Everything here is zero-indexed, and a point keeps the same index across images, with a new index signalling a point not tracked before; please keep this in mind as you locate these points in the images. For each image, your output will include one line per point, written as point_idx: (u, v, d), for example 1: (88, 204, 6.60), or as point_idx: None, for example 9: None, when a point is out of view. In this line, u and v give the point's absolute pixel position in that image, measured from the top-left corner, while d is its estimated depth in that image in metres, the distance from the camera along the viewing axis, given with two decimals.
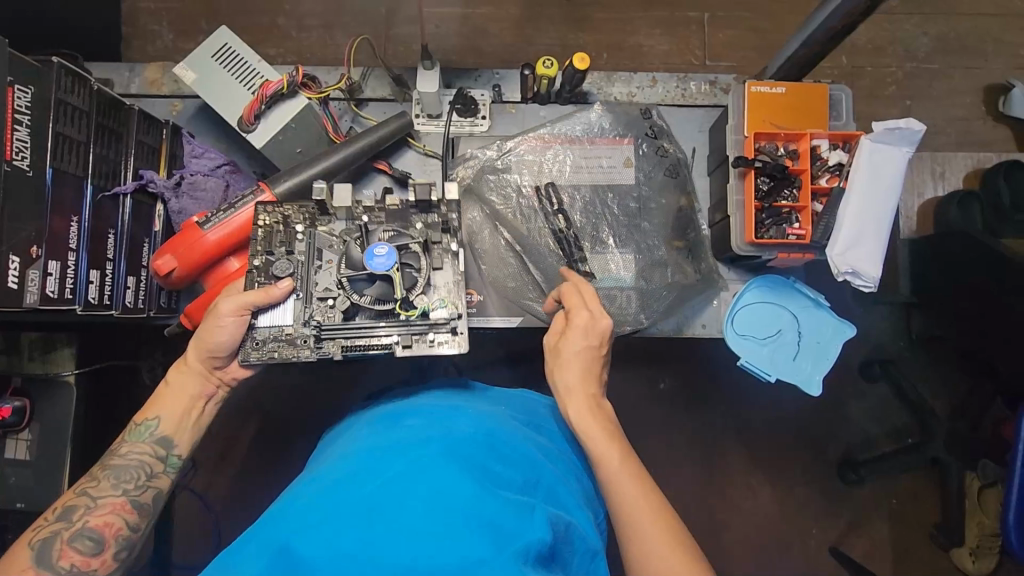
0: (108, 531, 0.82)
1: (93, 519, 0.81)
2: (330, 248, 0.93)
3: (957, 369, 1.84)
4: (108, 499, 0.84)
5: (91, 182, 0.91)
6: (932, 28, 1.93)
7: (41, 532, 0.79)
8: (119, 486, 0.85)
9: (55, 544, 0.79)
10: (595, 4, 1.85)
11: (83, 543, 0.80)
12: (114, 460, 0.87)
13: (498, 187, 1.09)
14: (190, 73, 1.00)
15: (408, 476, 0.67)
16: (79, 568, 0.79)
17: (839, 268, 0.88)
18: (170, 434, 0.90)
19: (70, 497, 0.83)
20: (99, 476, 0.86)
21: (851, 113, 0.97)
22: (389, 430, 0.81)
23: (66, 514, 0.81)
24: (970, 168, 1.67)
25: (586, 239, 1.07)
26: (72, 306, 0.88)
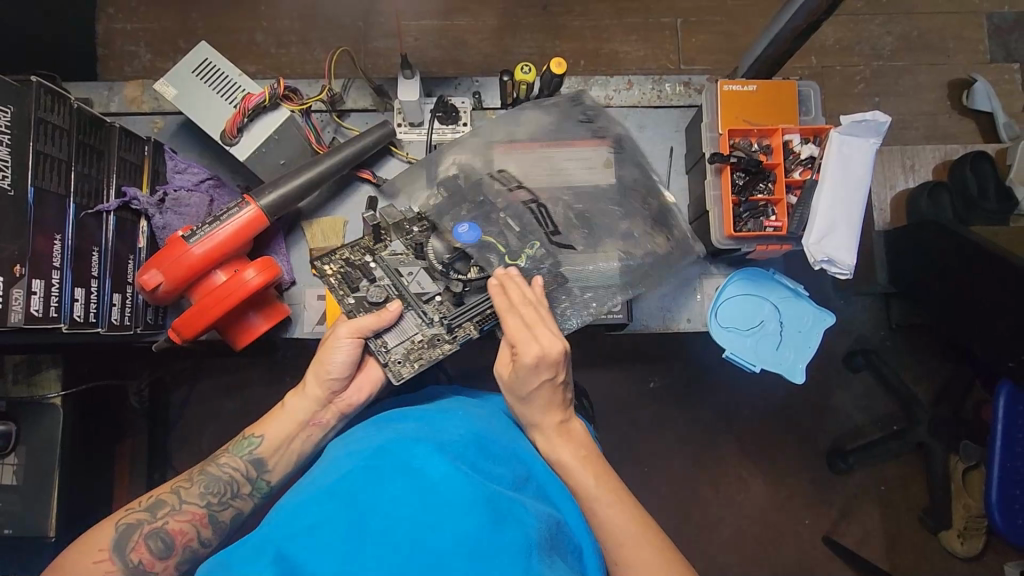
0: (180, 539, 0.84)
1: (172, 522, 0.85)
2: (404, 262, 1.01)
3: (937, 355, 1.89)
4: (191, 506, 0.87)
5: (73, 200, 0.91)
6: (896, 27, 2.00)
7: (128, 515, 0.84)
8: (204, 496, 0.88)
9: (134, 534, 0.82)
10: (570, 13, 1.89)
11: (155, 542, 0.83)
12: (210, 470, 0.90)
13: (468, 184, 1.07)
14: (171, 89, 1.00)
15: (405, 473, 0.68)
16: (144, 566, 0.81)
17: (815, 257, 0.90)
18: (264, 459, 0.92)
19: (163, 491, 0.87)
20: (194, 479, 0.89)
21: (820, 107, 1.00)
22: (382, 430, 0.81)
23: (153, 507, 0.85)
24: (939, 160, 1.72)
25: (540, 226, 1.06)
26: (57, 325, 0.87)
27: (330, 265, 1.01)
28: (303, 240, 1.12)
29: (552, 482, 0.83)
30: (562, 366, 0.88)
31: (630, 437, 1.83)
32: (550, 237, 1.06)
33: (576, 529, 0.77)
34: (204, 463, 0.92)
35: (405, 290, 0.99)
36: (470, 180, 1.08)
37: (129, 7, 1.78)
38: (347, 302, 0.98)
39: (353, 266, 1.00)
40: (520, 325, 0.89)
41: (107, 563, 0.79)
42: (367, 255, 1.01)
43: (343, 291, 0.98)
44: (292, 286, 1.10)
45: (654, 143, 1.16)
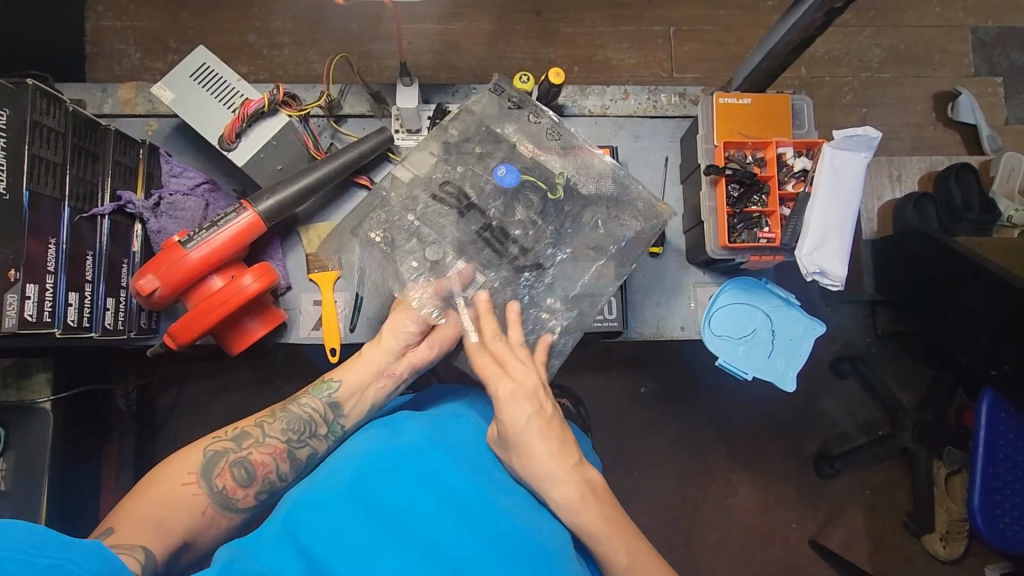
0: (261, 471, 0.89)
1: (255, 453, 0.89)
2: (440, 217, 1.04)
3: (921, 361, 1.93)
4: (273, 440, 0.91)
5: (68, 204, 0.90)
6: (883, 39, 2.04)
7: (215, 443, 0.89)
8: (286, 433, 0.92)
9: (221, 461, 0.87)
10: (564, 19, 1.90)
11: (238, 470, 0.87)
12: (292, 408, 0.94)
13: (459, 148, 1.07)
14: (167, 93, 0.99)
15: (419, 485, 0.73)
16: (227, 493, 0.85)
17: (808, 268, 0.92)
18: (341, 402, 0.95)
19: (248, 423, 0.92)
20: (277, 416, 0.93)
21: (813, 121, 1.02)
22: (394, 434, 0.84)
23: (238, 437, 0.90)
24: (924, 171, 1.76)
25: (544, 210, 1.05)
26: (51, 330, 0.87)
27: (377, 230, 1.04)
28: (300, 244, 1.11)
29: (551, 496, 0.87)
30: (545, 397, 0.86)
31: (621, 441, 1.84)
32: (523, 215, 1.04)
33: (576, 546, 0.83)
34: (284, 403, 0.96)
35: (457, 241, 1.03)
36: (464, 130, 1.08)
37: (120, 5, 1.77)
38: (411, 263, 1.03)
39: (399, 228, 1.04)
40: (489, 360, 0.89)
41: (195, 486, 0.84)
42: (406, 214, 1.04)
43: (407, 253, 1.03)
44: (287, 290, 1.10)
45: (650, 152, 1.17)
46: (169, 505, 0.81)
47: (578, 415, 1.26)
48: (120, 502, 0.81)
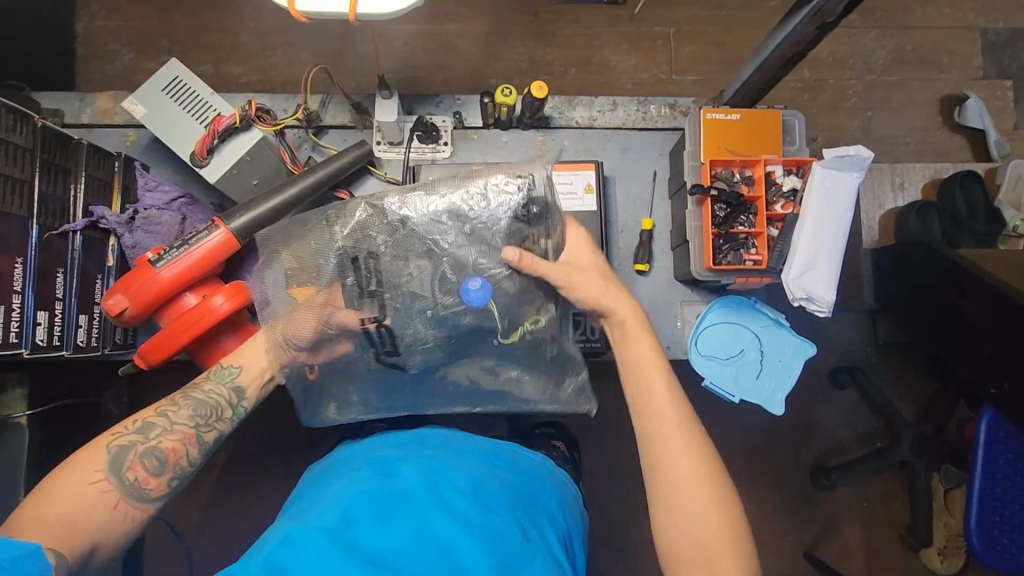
0: (172, 457, 0.83)
1: (165, 441, 0.83)
2: (410, 257, 0.93)
3: (922, 372, 1.89)
4: (182, 426, 0.86)
5: (37, 221, 0.88)
6: (889, 41, 1.99)
7: (117, 439, 0.81)
8: (194, 417, 0.87)
9: (129, 454, 0.80)
10: (561, 19, 1.86)
11: (151, 460, 0.81)
12: (198, 394, 0.90)
13: (466, 217, 0.93)
14: (139, 107, 0.98)
15: (407, 530, 0.73)
16: (140, 484, 0.80)
17: (794, 293, 0.90)
18: (246, 385, 0.93)
19: (148, 413, 0.86)
20: (180, 403, 0.88)
21: (804, 138, 0.99)
22: (389, 470, 0.85)
23: (143, 428, 0.84)
24: (928, 178, 1.72)
25: (481, 337, 0.96)
26: (18, 351, 0.85)
27: (315, 242, 0.94)
28: None
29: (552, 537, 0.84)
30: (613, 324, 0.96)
31: None
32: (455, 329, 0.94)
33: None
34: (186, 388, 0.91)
35: (397, 288, 0.92)
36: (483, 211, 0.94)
37: (112, 4, 1.74)
38: (349, 280, 0.93)
39: (362, 250, 0.93)
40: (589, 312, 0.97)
41: (103, 482, 0.77)
42: (374, 233, 0.94)
43: (357, 280, 0.92)
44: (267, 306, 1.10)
45: (639, 166, 1.13)
46: (78, 511, 0.74)
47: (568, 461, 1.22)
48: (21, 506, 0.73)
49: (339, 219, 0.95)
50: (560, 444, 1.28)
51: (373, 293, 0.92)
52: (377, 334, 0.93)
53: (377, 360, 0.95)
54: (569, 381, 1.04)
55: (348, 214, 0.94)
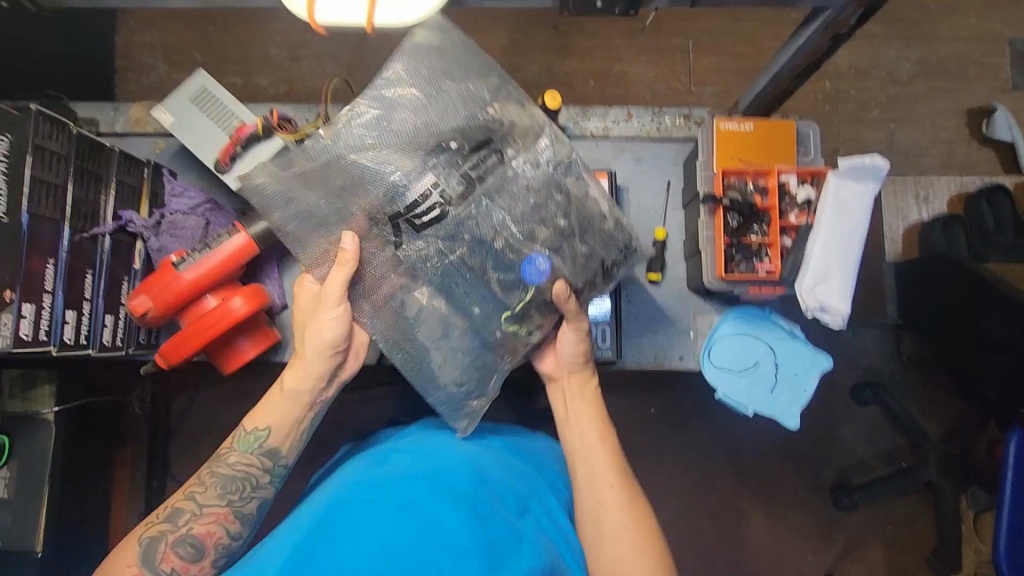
0: (208, 540, 0.84)
1: (196, 527, 0.84)
2: (511, 189, 0.86)
3: (949, 390, 1.83)
4: (212, 509, 0.85)
5: (68, 224, 0.92)
6: (913, 52, 1.96)
7: (148, 529, 0.83)
8: (224, 495, 0.87)
9: (160, 545, 0.81)
10: (581, 32, 1.88)
11: (184, 548, 0.82)
12: (224, 470, 0.88)
13: (587, 220, 0.89)
14: (168, 117, 1.03)
15: (388, 519, 0.66)
16: (178, 572, 0.81)
17: (807, 304, 0.88)
18: (276, 446, 0.90)
19: (177, 497, 0.86)
20: (208, 483, 0.87)
21: (819, 149, 0.98)
22: (382, 458, 0.76)
23: (172, 516, 0.84)
24: (953, 192, 1.67)
25: (473, 292, 0.90)
26: (47, 348, 0.89)
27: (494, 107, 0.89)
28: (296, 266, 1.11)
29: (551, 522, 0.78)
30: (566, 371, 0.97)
31: None
32: (478, 274, 0.88)
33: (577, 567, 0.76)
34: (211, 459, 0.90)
35: (479, 180, 0.86)
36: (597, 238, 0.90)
37: (149, 19, 1.82)
38: (450, 142, 0.86)
39: (490, 150, 0.87)
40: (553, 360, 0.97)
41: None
42: (517, 150, 0.87)
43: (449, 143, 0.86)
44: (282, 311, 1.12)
45: (652, 176, 1.14)
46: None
47: None
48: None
49: (508, 103, 0.90)
50: None
51: (461, 175, 0.86)
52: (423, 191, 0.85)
53: (407, 228, 0.87)
54: (476, 398, 0.96)
55: (519, 114, 0.89)
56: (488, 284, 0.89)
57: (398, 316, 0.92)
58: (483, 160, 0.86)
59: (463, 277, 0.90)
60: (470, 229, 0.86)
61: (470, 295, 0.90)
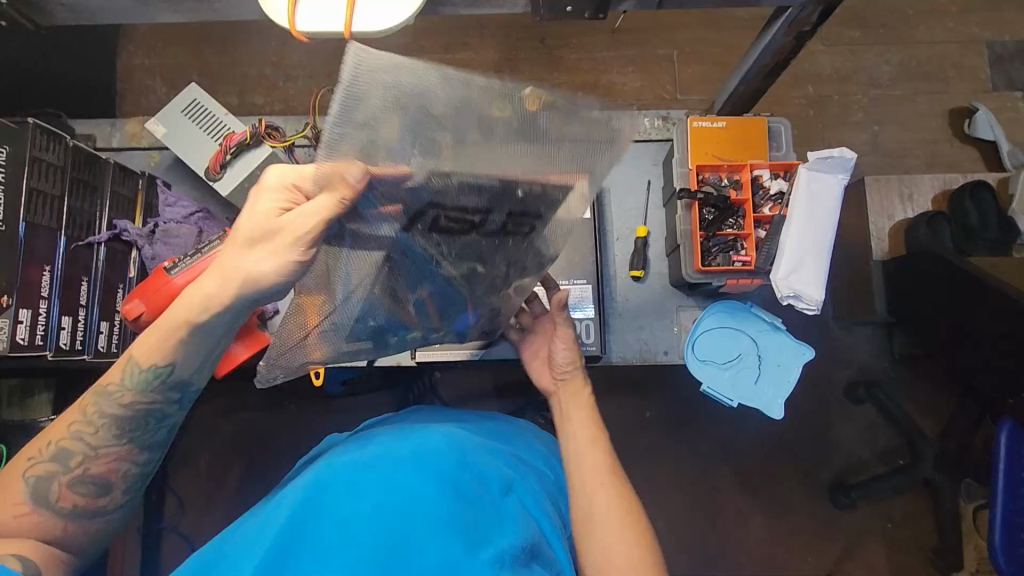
0: (107, 476, 0.86)
1: (92, 468, 0.85)
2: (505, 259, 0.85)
3: (943, 387, 1.84)
4: (105, 451, 0.86)
5: (65, 233, 0.96)
6: (894, 57, 2.00)
7: (33, 468, 0.83)
8: (120, 435, 0.87)
9: (53, 485, 0.83)
10: (568, 45, 1.93)
11: (84, 486, 0.85)
12: (115, 411, 0.86)
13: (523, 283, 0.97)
14: (161, 127, 1.07)
15: (379, 493, 0.69)
16: (79, 506, 0.84)
17: (782, 291, 0.91)
18: (184, 379, 0.88)
19: (62, 436, 0.85)
20: (98, 426, 0.86)
21: (791, 143, 1.01)
22: (367, 441, 0.79)
23: (61, 455, 0.84)
24: (937, 190, 1.67)
25: (393, 304, 0.85)
26: (42, 353, 0.91)
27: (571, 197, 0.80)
28: None
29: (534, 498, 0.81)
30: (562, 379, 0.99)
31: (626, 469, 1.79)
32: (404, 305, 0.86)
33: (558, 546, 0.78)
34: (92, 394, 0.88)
35: (488, 238, 0.79)
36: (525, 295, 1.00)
37: (147, 43, 1.87)
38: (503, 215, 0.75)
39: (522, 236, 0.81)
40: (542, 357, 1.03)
41: (32, 514, 0.82)
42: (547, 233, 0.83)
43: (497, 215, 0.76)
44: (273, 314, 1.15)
45: (633, 175, 1.17)
46: (21, 533, 0.81)
47: None
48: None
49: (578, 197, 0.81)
50: None
51: (505, 215, 0.75)
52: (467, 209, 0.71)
53: (427, 232, 0.73)
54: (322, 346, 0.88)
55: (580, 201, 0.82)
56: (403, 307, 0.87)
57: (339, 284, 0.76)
58: (522, 223, 0.77)
59: (398, 287, 0.81)
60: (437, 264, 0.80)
61: (384, 306, 0.85)
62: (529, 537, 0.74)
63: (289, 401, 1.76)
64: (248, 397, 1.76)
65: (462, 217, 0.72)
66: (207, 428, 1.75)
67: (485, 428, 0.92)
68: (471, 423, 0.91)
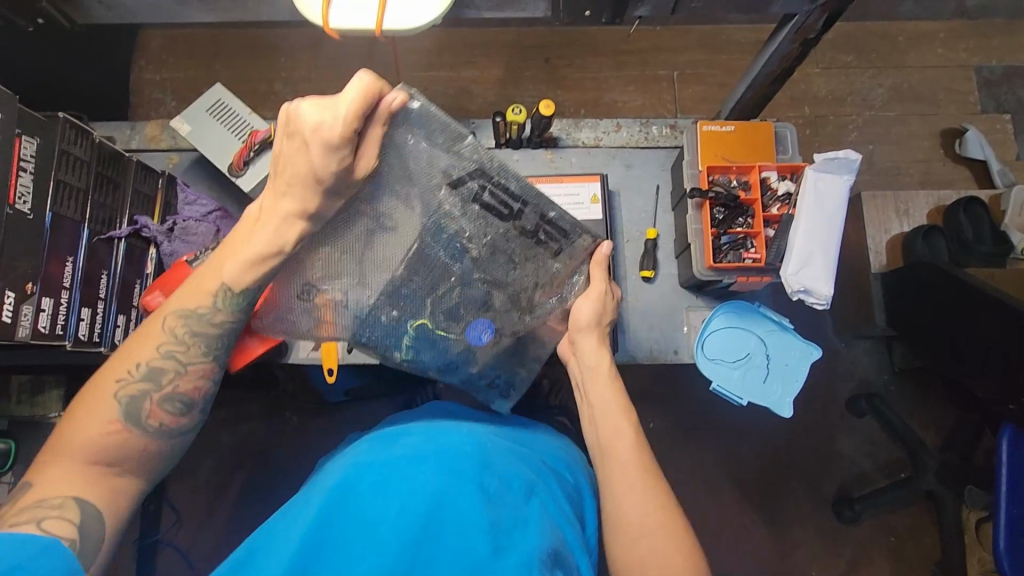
0: (193, 396, 0.84)
1: (181, 384, 0.82)
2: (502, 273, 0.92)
3: (944, 400, 1.85)
4: (196, 365, 0.83)
5: (88, 226, 0.97)
6: (886, 80, 2.07)
7: (125, 387, 0.79)
8: (206, 352, 0.84)
9: (144, 404, 0.79)
10: (570, 65, 1.99)
11: (172, 405, 0.81)
12: (205, 329, 0.83)
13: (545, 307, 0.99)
14: (185, 126, 1.10)
15: (405, 495, 0.67)
16: (165, 427, 0.81)
17: (792, 287, 0.95)
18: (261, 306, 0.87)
19: (151, 355, 0.81)
20: (189, 343, 0.83)
21: (796, 147, 1.06)
22: (391, 442, 0.79)
23: (153, 373, 0.81)
24: (931, 205, 1.69)
25: (417, 253, 0.89)
26: (62, 342, 0.92)
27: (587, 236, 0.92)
28: None
29: (554, 505, 0.80)
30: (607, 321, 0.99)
31: None
32: (417, 259, 0.90)
33: (577, 549, 0.77)
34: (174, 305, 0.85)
35: (491, 236, 0.87)
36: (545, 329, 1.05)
37: (160, 59, 1.91)
38: (516, 205, 0.84)
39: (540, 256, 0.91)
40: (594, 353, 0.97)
41: (123, 432, 0.78)
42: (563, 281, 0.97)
43: (519, 208, 0.84)
44: None
45: (643, 181, 1.20)
46: (104, 446, 0.76)
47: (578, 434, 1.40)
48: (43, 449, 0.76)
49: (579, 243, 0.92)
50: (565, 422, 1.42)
51: (531, 224, 0.86)
52: (506, 198, 0.82)
53: (463, 199, 0.83)
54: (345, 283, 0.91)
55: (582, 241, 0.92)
56: (409, 267, 0.90)
57: (407, 182, 0.80)
58: (546, 244, 0.89)
59: (415, 232, 0.86)
60: (441, 214, 0.84)
61: (403, 250, 0.88)
62: (552, 540, 0.73)
63: (291, 410, 1.75)
64: (250, 406, 1.75)
65: (496, 215, 0.84)
66: (207, 439, 1.74)
67: (509, 433, 0.93)
68: (496, 429, 0.92)
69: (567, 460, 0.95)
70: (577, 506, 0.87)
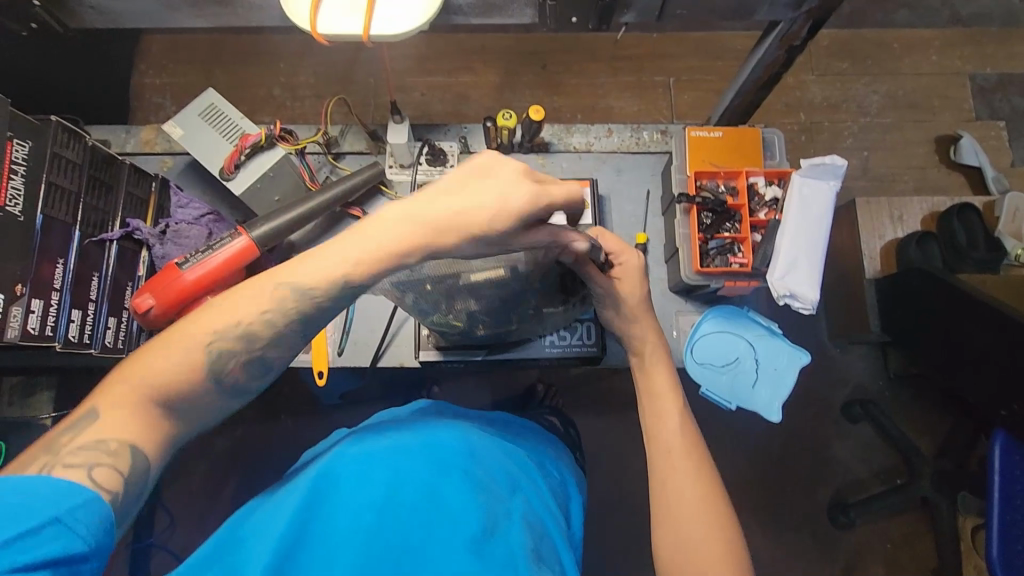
0: (273, 364, 0.77)
1: (270, 353, 0.75)
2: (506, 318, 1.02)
3: (939, 408, 1.85)
4: (290, 340, 0.75)
5: (79, 229, 0.98)
6: (881, 87, 2.08)
7: (219, 341, 0.71)
8: (301, 332, 0.76)
9: (231, 361, 0.72)
10: (566, 71, 2.00)
11: (252, 369, 0.75)
12: (310, 308, 0.73)
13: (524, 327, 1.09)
14: (178, 130, 1.11)
15: (389, 483, 0.67)
16: (234, 385, 0.75)
17: (779, 292, 0.96)
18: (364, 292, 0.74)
19: (252, 317, 0.72)
20: (289, 316, 0.73)
21: (784, 153, 1.07)
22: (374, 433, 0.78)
23: (247, 335, 0.73)
24: (926, 212, 1.69)
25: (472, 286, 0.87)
26: (52, 343, 0.93)
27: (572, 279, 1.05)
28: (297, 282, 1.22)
29: (540, 502, 0.80)
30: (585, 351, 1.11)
31: None
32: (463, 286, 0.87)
33: (561, 542, 0.77)
34: (284, 269, 0.73)
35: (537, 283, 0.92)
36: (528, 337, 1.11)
37: (160, 64, 1.93)
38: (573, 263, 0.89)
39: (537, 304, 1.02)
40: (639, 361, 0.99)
41: (201, 382, 0.72)
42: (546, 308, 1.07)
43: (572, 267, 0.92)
44: None
45: (632, 186, 1.21)
46: (172, 387, 0.70)
47: (567, 434, 1.41)
48: (107, 374, 0.70)
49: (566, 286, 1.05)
50: (554, 420, 1.43)
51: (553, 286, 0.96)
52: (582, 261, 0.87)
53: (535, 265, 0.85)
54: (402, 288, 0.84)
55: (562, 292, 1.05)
56: (451, 292, 0.88)
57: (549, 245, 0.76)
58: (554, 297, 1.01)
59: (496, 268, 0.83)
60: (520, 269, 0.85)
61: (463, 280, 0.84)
62: (533, 534, 0.73)
63: (286, 413, 1.75)
64: (246, 409, 1.76)
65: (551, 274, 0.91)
66: (201, 441, 1.74)
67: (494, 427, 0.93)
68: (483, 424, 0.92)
69: (550, 456, 0.96)
70: (560, 502, 0.87)
